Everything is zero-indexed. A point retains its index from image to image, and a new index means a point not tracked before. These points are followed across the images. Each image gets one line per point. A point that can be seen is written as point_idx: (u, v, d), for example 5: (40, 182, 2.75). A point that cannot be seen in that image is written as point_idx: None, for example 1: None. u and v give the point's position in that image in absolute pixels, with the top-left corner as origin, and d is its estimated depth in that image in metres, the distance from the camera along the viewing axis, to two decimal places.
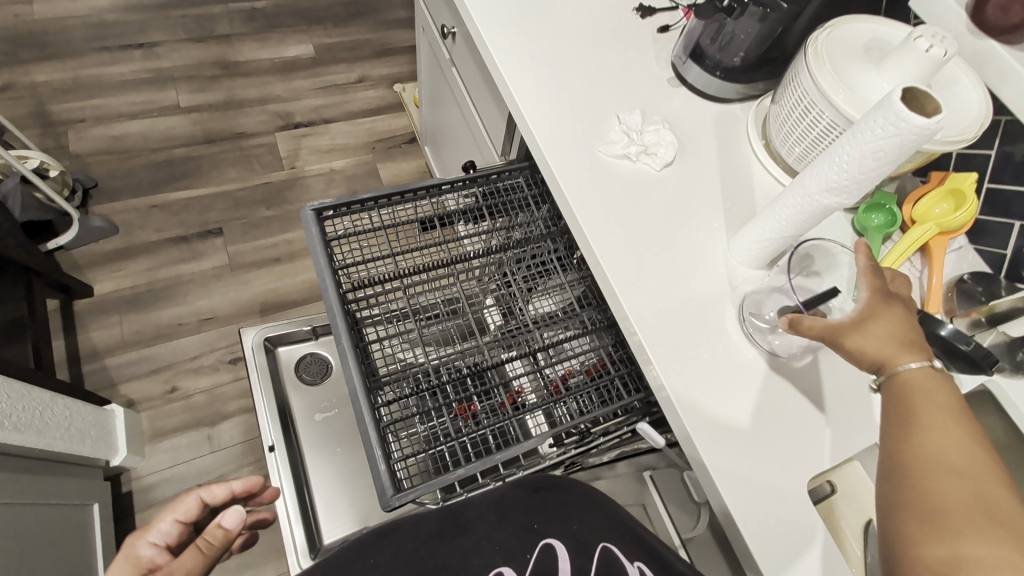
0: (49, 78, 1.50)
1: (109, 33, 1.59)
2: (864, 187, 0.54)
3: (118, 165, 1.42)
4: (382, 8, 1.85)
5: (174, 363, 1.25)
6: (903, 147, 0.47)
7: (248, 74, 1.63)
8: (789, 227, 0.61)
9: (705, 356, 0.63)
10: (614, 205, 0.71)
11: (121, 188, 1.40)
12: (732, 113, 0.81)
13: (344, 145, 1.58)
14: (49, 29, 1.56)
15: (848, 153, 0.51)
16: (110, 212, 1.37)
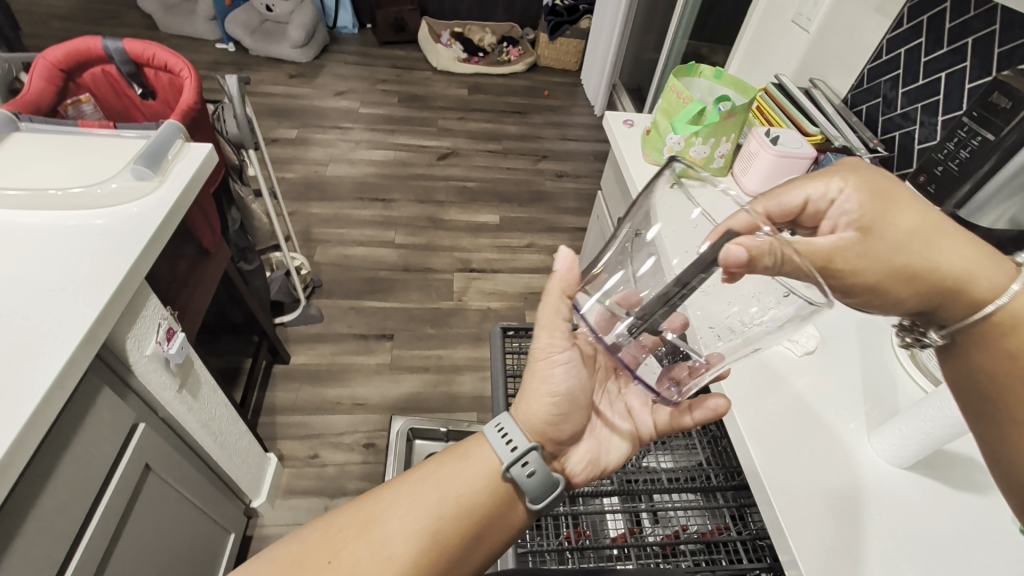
0: (319, 211, 2.09)
1: (365, 188, 2.21)
2: None
3: (340, 274, 1.86)
4: (559, 198, 2.31)
5: (323, 434, 1.46)
6: None
7: (448, 228, 2.10)
8: (931, 432, 0.64)
9: (841, 530, 0.65)
10: (755, 377, 0.82)
11: (335, 290, 1.81)
12: (874, 323, 0.90)
13: (504, 292, 1.89)
14: (330, 181, 2.22)
15: None
16: (322, 305, 1.76)
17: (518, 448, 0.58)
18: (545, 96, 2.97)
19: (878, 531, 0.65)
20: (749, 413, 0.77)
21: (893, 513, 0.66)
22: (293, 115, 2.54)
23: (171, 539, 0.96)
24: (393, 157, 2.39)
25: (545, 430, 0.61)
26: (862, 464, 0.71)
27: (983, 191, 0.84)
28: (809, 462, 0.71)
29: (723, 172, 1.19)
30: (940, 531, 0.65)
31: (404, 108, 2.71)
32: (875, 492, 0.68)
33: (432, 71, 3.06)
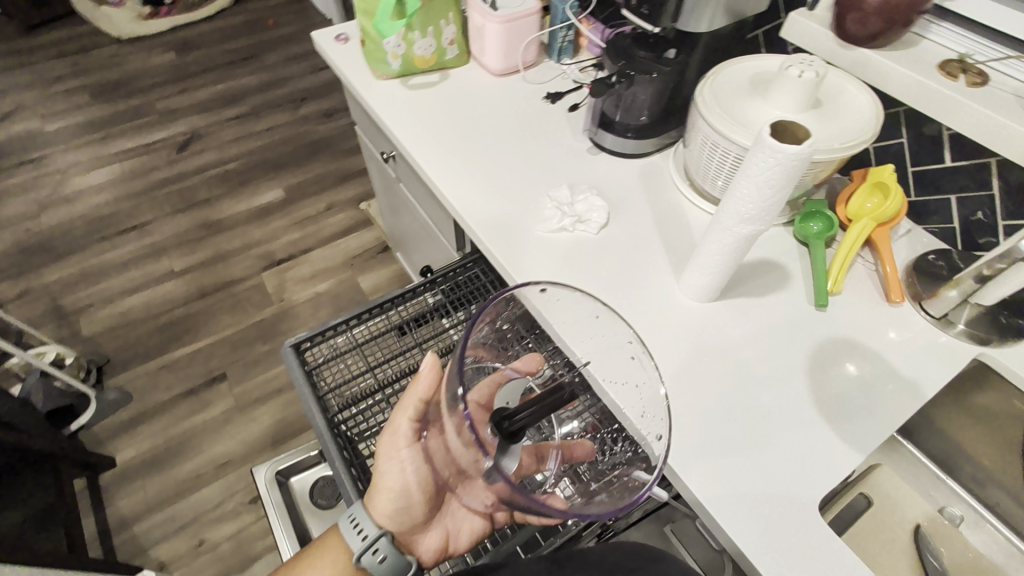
0: (61, 275, 1.69)
1: (109, 224, 1.82)
2: (770, 214, 0.60)
3: (125, 337, 1.58)
4: (337, 141, 2.07)
5: (196, 517, 1.30)
6: (786, 173, 0.54)
7: (229, 228, 1.82)
8: (720, 259, 0.67)
9: (705, 411, 0.64)
10: (558, 268, 0.76)
11: (132, 357, 1.55)
12: (652, 163, 0.88)
13: (324, 268, 1.74)
14: (56, 233, 1.79)
15: (747, 188, 0.58)
16: (124, 381, 1.50)
17: (368, 536, 0.59)
18: (270, 26, 2.51)
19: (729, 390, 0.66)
20: None
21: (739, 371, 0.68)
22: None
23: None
24: (122, 172, 1.96)
25: (395, 524, 0.62)
26: (692, 326, 0.71)
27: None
28: (704, 369, 0.68)
29: (463, 60, 1.00)
30: (764, 364, 0.68)
31: (104, 105, 2.16)
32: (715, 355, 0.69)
33: (114, 42, 2.42)
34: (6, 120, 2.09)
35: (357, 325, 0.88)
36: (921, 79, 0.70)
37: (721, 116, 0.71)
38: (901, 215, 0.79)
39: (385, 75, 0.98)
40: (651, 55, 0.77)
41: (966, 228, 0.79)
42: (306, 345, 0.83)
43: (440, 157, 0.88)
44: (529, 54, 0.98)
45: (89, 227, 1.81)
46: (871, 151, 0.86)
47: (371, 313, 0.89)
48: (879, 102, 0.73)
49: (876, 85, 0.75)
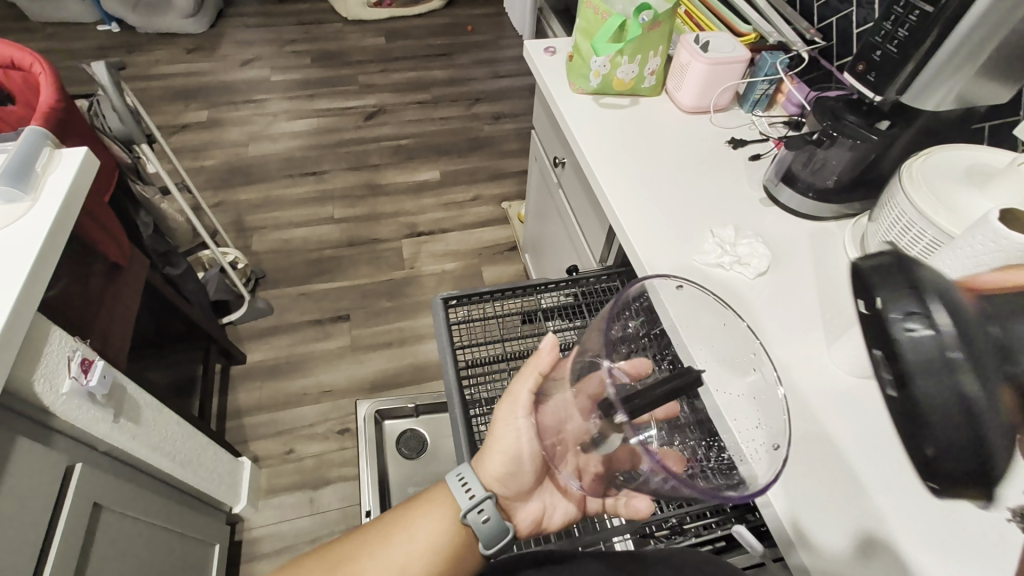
0: (250, 196, 2.00)
1: (296, 165, 2.12)
2: None
3: (282, 260, 1.82)
4: (497, 142, 2.23)
5: (293, 428, 1.46)
6: (1006, 262, 0.52)
7: (387, 194, 2.04)
8: None
9: (826, 484, 0.62)
10: None
11: (282, 278, 1.78)
12: (826, 230, 0.87)
13: (455, 250, 1.87)
14: (256, 162, 2.12)
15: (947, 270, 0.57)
16: (271, 296, 1.73)
17: (475, 496, 0.61)
18: (468, 32, 2.78)
19: (865, 474, 0.62)
20: None
21: (883, 459, 0.63)
22: (201, 95, 2.36)
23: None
24: (318, 126, 2.27)
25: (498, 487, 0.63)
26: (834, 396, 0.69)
27: (931, 69, 0.69)
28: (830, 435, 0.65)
29: (656, 92, 1.06)
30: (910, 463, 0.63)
31: (319, 69, 2.53)
32: (858, 435, 0.65)
33: (342, 21, 2.83)
34: (246, 64, 2.53)
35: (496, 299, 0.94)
36: None
37: (929, 196, 0.69)
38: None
39: (581, 88, 1.06)
40: (862, 121, 0.77)
41: None
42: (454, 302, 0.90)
43: (618, 170, 0.94)
44: (723, 98, 1.01)
45: (281, 164, 2.12)
46: None
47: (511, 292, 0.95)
48: None
49: None
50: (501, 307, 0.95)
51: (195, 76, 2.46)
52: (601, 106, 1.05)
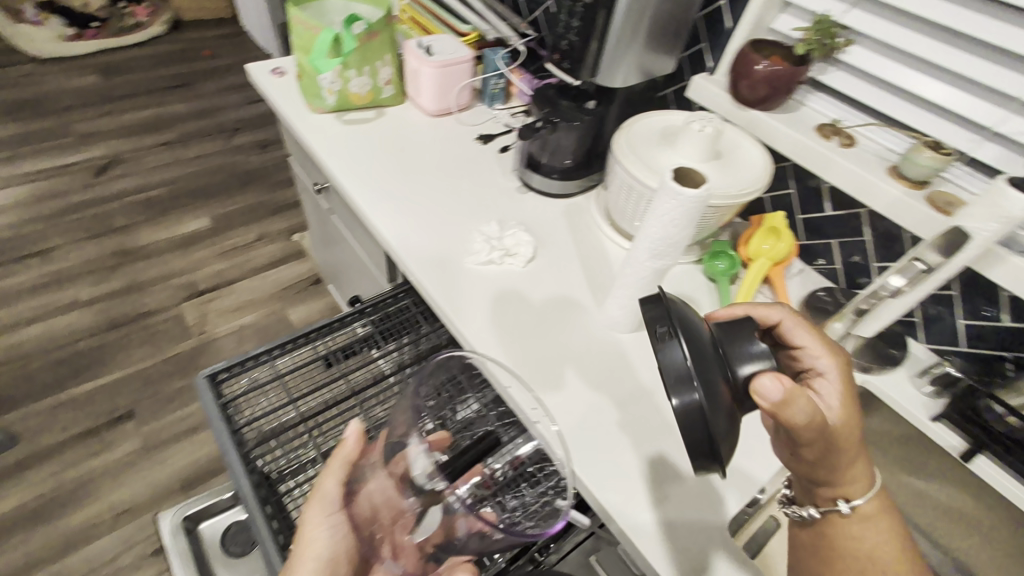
0: None
1: (6, 249, 1.67)
2: (676, 249, 0.67)
3: (16, 373, 1.43)
4: (272, 171, 2.04)
5: (88, 572, 1.17)
6: (689, 210, 0.61)
7: (149, 256, 1.73)
8: (634, 295, 0.73)
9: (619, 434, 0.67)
10: (487, 296, 0.79)
11: (22, 395, 1.40)
12: (577, 204, 0.95)
13: (251, 300, 1.67)
14: None
15: (654, 228, 0.65)
16: (10, 422, 1.35)
17: None
18: (205, 57, 2.47)
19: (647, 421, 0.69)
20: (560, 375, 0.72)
21: (659, 400, 0.71)
22: None
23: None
24: (27, 194, 1.82)
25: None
26: (614, 355, 0.75)
27: (609, 45, 0.80)
28: (614, 390, 0.72)
29: (398, 100, 1.04)
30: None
31: (11, 123, 2.02)
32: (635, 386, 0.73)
33: (31, 60, 2.29)
34: None
35: (280, 355, 0.85)
36: (801, 138, 0.81)
37: (639, 165, 0.78)
38: (794, 255, 0.89)
39: (320, 111, 1.00)
40: (573, 104, 0.86)
41: (847, 270, 0.90)
42: (224, 376, 0.80)
43: (378, 185, 0.91)
44: (462, 98, 1.03)
45: None
46: (766, 200, 0.96)
47: (294, 343, 0.87)
48: (771, 158, 0.83)
49: (766, 141, 0.85)
50: (291, 361, 0.86)
51: None
52: (347, 123, 1.00)
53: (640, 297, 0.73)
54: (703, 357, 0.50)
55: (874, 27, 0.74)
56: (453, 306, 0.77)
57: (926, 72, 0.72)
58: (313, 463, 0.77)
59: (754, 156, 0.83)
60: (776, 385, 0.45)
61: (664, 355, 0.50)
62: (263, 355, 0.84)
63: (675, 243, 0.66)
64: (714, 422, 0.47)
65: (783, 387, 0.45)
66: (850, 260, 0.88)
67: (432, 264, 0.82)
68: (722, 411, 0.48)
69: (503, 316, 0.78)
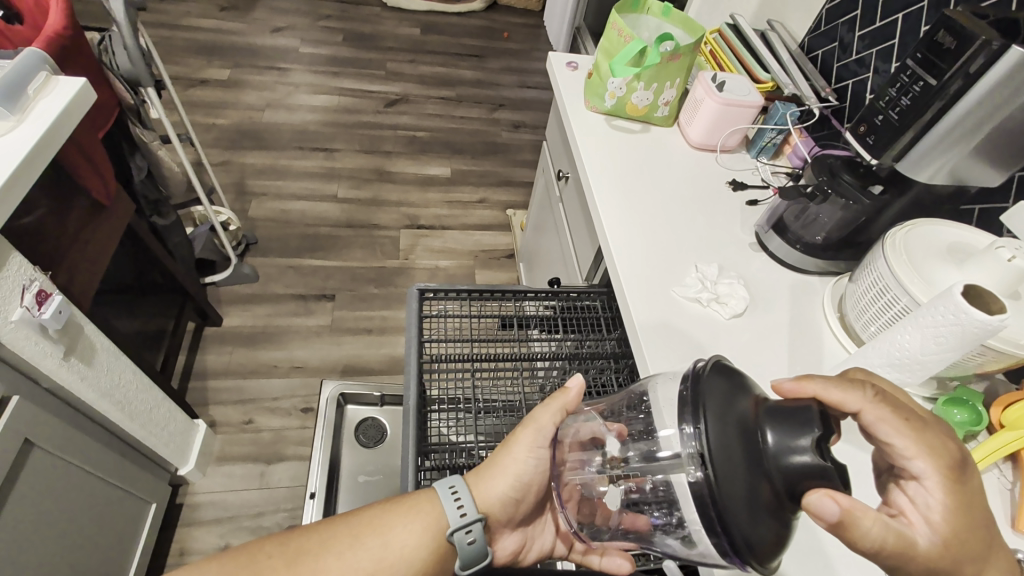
0: (258, 162, 2.00)
1: (309, 139, 2.12)
2: (924, 370, 0.59)
3: (277, 230, 1.82)
4: (513, 150, 2.24)
5: (258, 398, 1.44)
6: (964, 335, 0.53)
7: (395, 182, 2.04)
8: None
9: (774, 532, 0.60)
10: (682, 329, 0.78)
11: (274, 248, 1.77)
12: (809, 283, 0.87)
13: (452, 249, 1.87)
14: (270, 129, 2.12)
15: (911, 335, 0.58)
16: (259, 264, 1.73)
17: (466, 514, 0.55)
18: (501, 39, 2.81)
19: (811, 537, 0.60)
20: None
21: None
22: (226, 55, 2.37)
23: (81, 535, 0.92)
24: (338, 104, 2.28)
25: (496, 510, 0.59)
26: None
27: (928, 138, 0.71)
28: None
29: (668, 123, 1.07)
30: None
31: (349, 49, 2.54)
32: None
33: (380, 7, 2.86)
34: (278, 33, 2.54)
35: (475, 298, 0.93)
36: None
37: (907, 268, 0.69)
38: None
39: (594, 109, 1.07)
40: (857, 181, 0.78)
41: None
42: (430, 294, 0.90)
43: (620, 190, 0.95)
44: (731, 140, 1.02)
45: (294, 135, 2.12)
46: None
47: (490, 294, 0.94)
48: None
49: None
50: (478, 307, 0.94)
51: (225, 35, 2.47)
52: (612, 127, 1.06)
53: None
54: (757, 465, 0.39)
55: None
56: (647, 323, 0.78)
57: None
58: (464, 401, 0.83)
59: None
60: (829, 505, 0.37)
61: (774, 436, 0.40)
62: (463, 292, 0.93)
63: (925, 363, 0.58)
64: (747, 533, 0.39)
65: (839, 508, 0.37)
66: None
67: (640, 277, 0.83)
68: (768, 522, 0.39)
69: (691, 353, 0.75)
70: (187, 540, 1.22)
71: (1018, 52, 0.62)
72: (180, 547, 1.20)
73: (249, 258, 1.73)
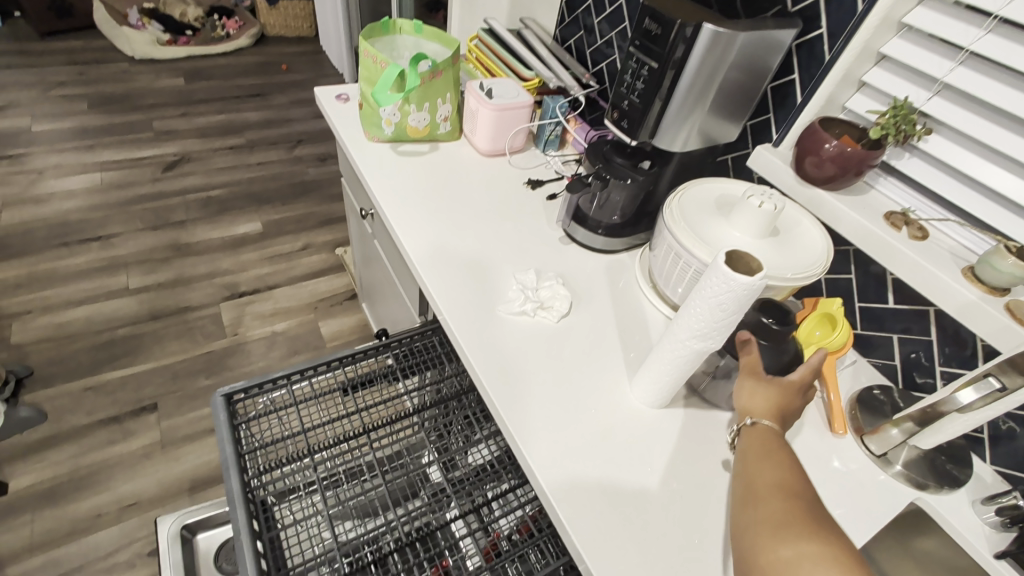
0: (6, 276, 1.61)
1: (71, 230, 1.77)
2: (723, 334, 0.61)
3: (58, 350, 1.49)
4: (327, 184, 2.11)
5: (85, 562, 1.17)
6: (740, 301, 0.56)
7: (199, 253, 1.79)
8: (675, 370, 0.67)
9: (645, 524, 0.61)
10: (515, 349, 0.75)
11: (58, 373, 1.45)
12: (619, 261, 0.91)
13: (287, 307, 1.70)
14: (13, 232, 1.72)
15: (700, 307, 0.60)
16: (42, 399, 1.40)
17: None
18: (282, 71, 2.62)
19: (676, 513, 0.62)
20: (589, 443, 0.67)
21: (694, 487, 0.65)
22: None
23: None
24: (101, 181, 1.93)
25: None
26: (641, 431, 0.69)
27: (673, 107, 0.77)
28: (648, 469, 0.66)
29: (454, 136, 1.05)
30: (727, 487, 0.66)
31: (99, 115, 2.17)
32: (667, 469, 0.66)
33: (127, 60, 2.49)
34: None
35: (299, 380, 0.84)
36: (866, 224, 0.75)
37: (689, 235, 0.74)
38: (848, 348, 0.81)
39: (377, 138, 1.01)
40: (627, 162, 0.83)
41: (906, 366, 0.82)
42: (239, 397, 0.79)
43: (425, 219, 0.91)
44: (517, 140, 1.03)
45: (49, 230, 1.75)
46: (823, 282, 0.90)
47: (315, 369, 0.85)
48: (831, 241, 0.78)
49: (831, 222, 0.80)
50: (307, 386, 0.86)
51: None
52: (400, 155, 1.01)
53: (674, 376, 0.68)
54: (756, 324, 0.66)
55: (957, 114, 0.69)
56: (481, 352, 0.74)
57: (1012, 171, 0.67)
58: (323, 496, 0.77)
59: (814, 237, 0.78)
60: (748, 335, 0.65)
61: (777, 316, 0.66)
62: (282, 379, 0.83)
63: (721, 330, 0.61)
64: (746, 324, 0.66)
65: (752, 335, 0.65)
66: (913, 356, 0.81)
67: (463, 304, 0.79)
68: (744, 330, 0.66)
69: (532, 369, 0.73)
70: None
71: (710, 30, 0.69)
72: None
73: (25, 396, 1.39)
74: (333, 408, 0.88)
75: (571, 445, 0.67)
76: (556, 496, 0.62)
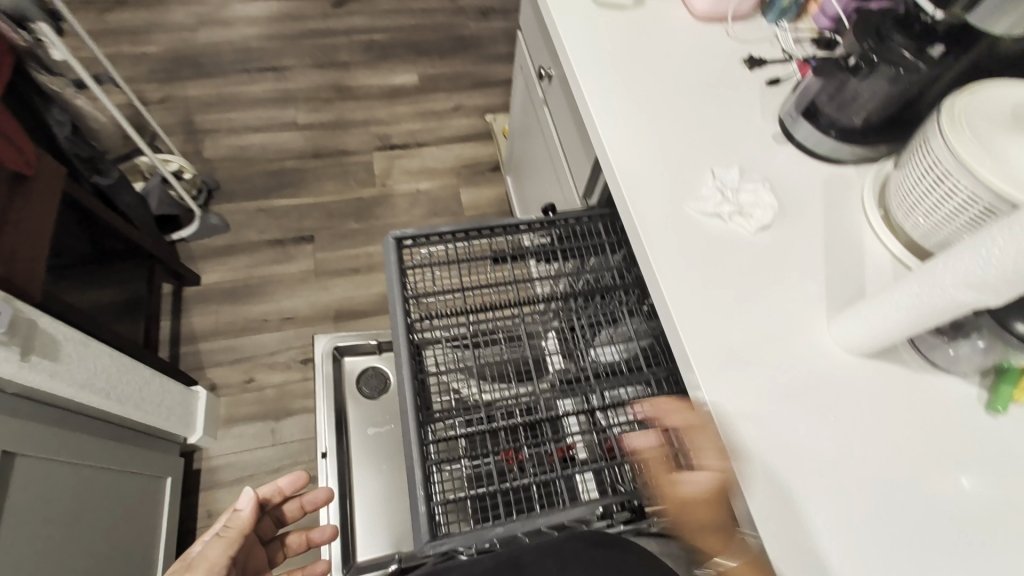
0: (200, 93, 1.76)
1: (252, 58, 1.86)
2: (1012, 292, 0.43)
3: (239, 171, 1.64)
4: (484, 43, 1.98)
5: (254, 355, 1.39)
6: None
7: (358, 98, 1.82)
8: (906, 321, 0.51)
9: (818, 481, 0.53)
10: (698, 255, 0.65)
11: (238, 191, 1.61)
12: (844, 175, 0.70)
13: (432, 168, 1.71)
14: (206, 52, 1.85)
15: (997, 246, 0.42)
16: (226, 211, 1.58)
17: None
18: None
19: (859, 480, 0.53)
20: (768, 378, 0.58)
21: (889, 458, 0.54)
22: None
23: (96, 527, 0.88)
24: (278, 11, 1.97)
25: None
26: (835, 380, 0.58)
27: None
28: (834, 426, 0.55)
29: None
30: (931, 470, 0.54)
31: None
32: (858, 431, 0.55)
33: None
34: None
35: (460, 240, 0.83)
36: None
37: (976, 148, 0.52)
38: None
39: None
40: (910, 40, 0.59)
41: None
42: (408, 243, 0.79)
43: (617, 86, 0.78)
44: (745, 4, 0.83)
45: (234, 55, 1.86)
46: None
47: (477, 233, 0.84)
48: None
49: None
50: (466, 247, 0.85)
51: None
52: (599, 7, 0.86)
53: (911, 327, 0.52)
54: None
55: None
56: (660, 249, 0.65)
57: None
58: (465, 355, 0.78)
59: None
60: None
61: None
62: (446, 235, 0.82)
63: (1009, 286, 0.42)
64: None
65: None
66: None
67: (646, 191, 0.69)
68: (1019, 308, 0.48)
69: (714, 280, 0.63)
70: (212, 502, 1.23)
71: None
72: (206, 510, 1.22)
73: (213, 206, 1.58)
74: (484, 275, 0.87)
75: (747, 373, 0.58)
76: (721, 421, 0.55)
